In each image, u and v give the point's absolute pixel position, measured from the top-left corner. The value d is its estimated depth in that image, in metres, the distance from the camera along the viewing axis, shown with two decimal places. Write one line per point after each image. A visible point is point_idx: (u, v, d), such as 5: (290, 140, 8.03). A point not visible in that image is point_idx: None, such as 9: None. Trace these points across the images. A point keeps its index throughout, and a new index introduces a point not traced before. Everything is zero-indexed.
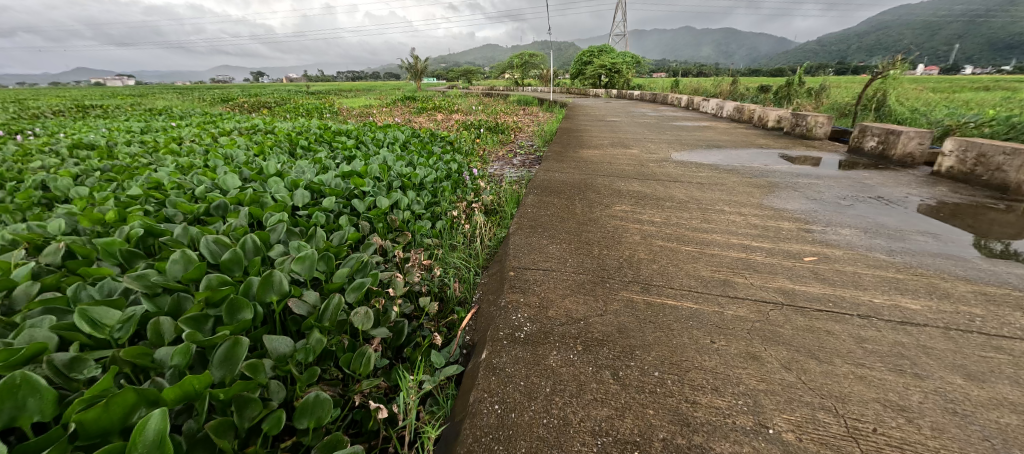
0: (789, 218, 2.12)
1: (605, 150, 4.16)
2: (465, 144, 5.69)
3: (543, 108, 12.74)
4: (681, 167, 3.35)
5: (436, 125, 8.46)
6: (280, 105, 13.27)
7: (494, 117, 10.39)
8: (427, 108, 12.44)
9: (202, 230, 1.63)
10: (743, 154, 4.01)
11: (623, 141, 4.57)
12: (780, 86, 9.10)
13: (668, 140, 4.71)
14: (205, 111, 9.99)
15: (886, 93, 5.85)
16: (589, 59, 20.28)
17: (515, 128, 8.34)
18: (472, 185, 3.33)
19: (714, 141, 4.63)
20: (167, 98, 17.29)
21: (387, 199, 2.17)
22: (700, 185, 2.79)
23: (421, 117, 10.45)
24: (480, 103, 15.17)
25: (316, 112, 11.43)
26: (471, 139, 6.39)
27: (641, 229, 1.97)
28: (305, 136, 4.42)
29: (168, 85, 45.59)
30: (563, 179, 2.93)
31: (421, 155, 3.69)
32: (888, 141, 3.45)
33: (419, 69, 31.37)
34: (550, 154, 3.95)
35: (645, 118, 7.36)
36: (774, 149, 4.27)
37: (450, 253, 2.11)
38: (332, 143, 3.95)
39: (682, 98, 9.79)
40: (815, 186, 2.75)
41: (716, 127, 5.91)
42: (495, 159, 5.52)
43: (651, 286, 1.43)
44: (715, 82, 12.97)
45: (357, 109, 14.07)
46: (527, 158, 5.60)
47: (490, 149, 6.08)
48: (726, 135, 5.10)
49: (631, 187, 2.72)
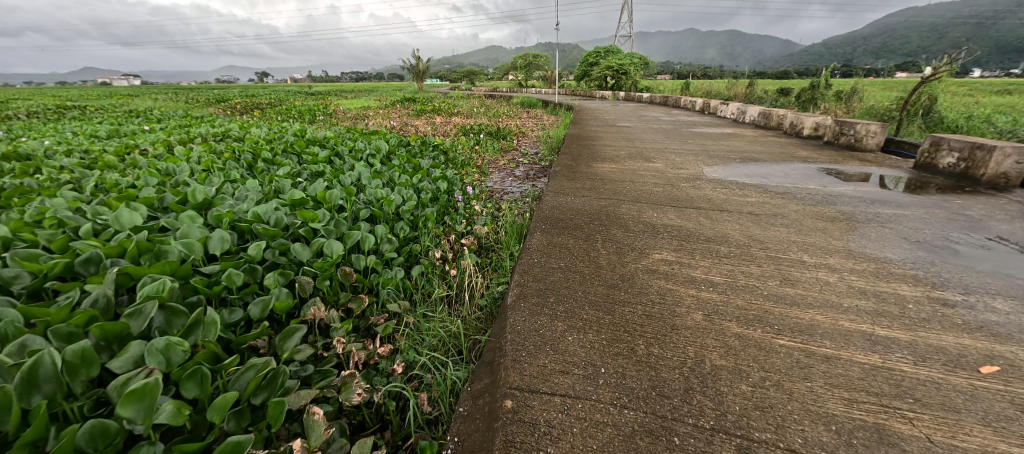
0: (903, 277, 1.50)
1: (624, 163, 3.54)
2: (462, 152, 5.07)
3: (548, 111, 12.11)
4: (721, 188, 2.73)
5: (434, 130, 7.85)
6: (274, 109, 12.69)
7: (496, 120, 9.76)
8: (425, 110, 11.80)
9: (18, 317, 1.03)
10: (788, 169, 3.38)
11: (643, 153, 3.95)
12: (805, 88, 8.41)
13: (694, 150, 4.09)
14: (188, 113, 9.39)
15: (935, 98, 5.19)
16: (595, 61, 19.62)
17: (518, 134, 7.73)
18: (464, 209, 2.73)
19: (748, 152, 4.01)
20: (159, 99, 16.78)
21: (339, 245, 1.58)
22: (754, 216, 2.17)
23: (418, 121, 9.89)
24: (482, 105, 14.52)
25: (308, 114, 10.78)
26: (469, 147, 5.78)
27: (698, 297, 1.35)
28: (274, 145, 3.82)
29: (169, 86, 45.26)
30: (578, 206, 2.31)
31: (403, 170, 3.09)
32: (975, 158, 2.79)
33: (421, 69, 30.87)
34: (559, 169, 3.31)
35: (660, 123, 6.74)
36: (821, 163, 3.64)
37: (424, 323, 1.52)
38: (303, 155, 3.36)
39: (696, 101, 9.16)
40: (904, 219, 2.13)
41: (743, 135, 5.27)
42: (495, 170, 4.91)
43: (754, 447, 0.80)
44: (729, 84, 12.26)
45: (352, 110, 13.45)
46: (531, 169, 4.98)
47: (490, 159, 5.46)
48: (759, 145, 4.46)
49: (667, 219, 2.10)
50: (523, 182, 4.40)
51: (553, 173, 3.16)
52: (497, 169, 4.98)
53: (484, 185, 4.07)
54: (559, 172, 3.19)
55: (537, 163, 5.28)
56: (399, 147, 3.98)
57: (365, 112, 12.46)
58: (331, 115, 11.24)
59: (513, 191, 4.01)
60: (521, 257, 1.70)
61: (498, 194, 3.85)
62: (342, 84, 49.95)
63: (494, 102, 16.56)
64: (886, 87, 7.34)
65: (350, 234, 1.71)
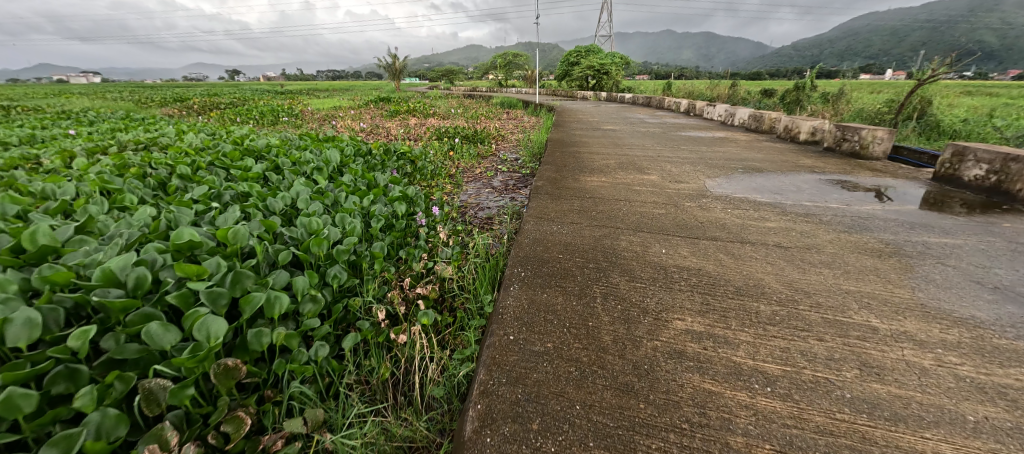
0: (1017, 356, 1.09)
1: (614, 175, 3.11)
2: (433, 160, 4.55)
3: (529, 112, 11.67)
4: (733, 209, 2.31)
5: (406, 133, 7.27)
6: (233, 109, 11.76)
7: (474, 122, 9.23)
8: (399, 110, 11.16)
9: None
10: (797, 181, 3.02)
11: (635, 162, 3.53)
12: (790, 89, 8.24)
13: (690, 159, 3.70)
14: (129, 114, 8.48)
15: (929, 101, 5.00)
16: (576, 61, 19.32)
17: (497, 137, 7.24)
18: (427, 239, 2.22)
19: (748, 160, 3.64)
20: (109, 99, 15.44)
21: (222, 325, 1.09)
22: (784, 250, 1.75)
23: (390, 122, 9.28)
24: (459, 106, 13.96)
25: (270, 115, 9.97)
26: (443, 153, 5.27)
27: (757, 410, 0.89)
28: (202, 155, 3.20)
29: (129, 84, 42.64)
30: (566, 238, 1.84)
31: (353, 187, 2.55)
32: (1009, 171, 2.48)
33: (397, 68, 29.95)
34: (541, 183, 2.84)
35: (647, 126, 6.39)
36: (829, 172, 3.30)
37: (347, 439, 1.03)
38: (232, 169, 2.77)
39: (680, 102, 8.90)
40: (960, 251, 1.75)
41: (736, 139, 4.93)
42: (470, 180, 4.41)
43: None
44: (711, 84, 12.12)
45: (320, 111, 12.65)
46: (511, 178, 4.50)
47: (465, 167, 4.95)
48: (756, 151, 4.11)
49: (678, 256, 1.65)
50: (502, 194, 3.92)
51: (534, 189, 2.67)
52: (471, 178, 4.48)
53: (456, 200, 3.56)
54: (541, 188, 2.71)
55: (517, 171, 4.81)
56: (356, 156, 3.42)
57: (335, 114, 11.69)
58: (296, 117, 10.45)
59: (490, 206, 3.53)
60: (491, 329, 1.20)
61: (473, 211, 3.35)
62: (317, 83, 48.24)
63: (473, 102, 16.01)
64: (870, 89, 7.22)
65: (247, 297, 1.22)
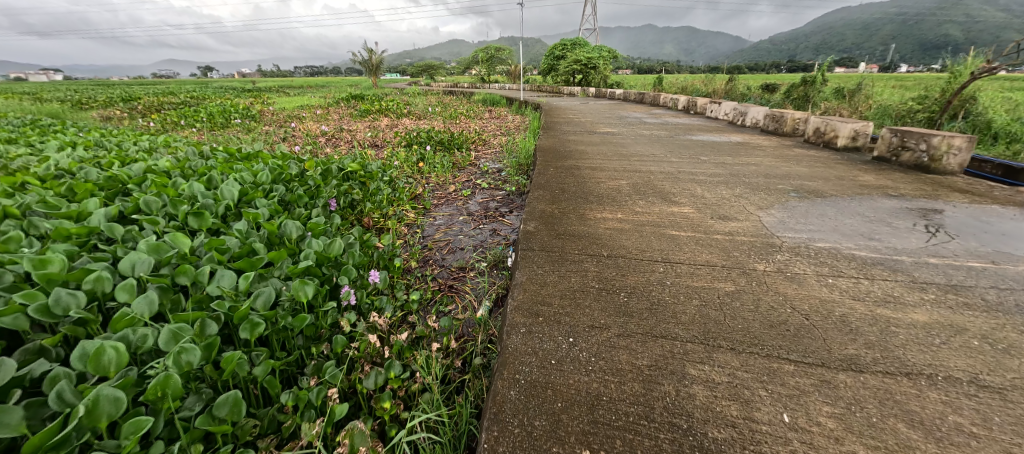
0: None
1: (632, 206, 2.28)
2: (393, 179, 3.63)
3: (513, 110, 10.76)
4: (834, 274, 1.49)
5: (372, 139, 6.30)
6: (181, 109, 10.44)
7: (452, 124, 8.26)
8: (369, 109, 10.05)
9: None
10: (877, 209, 2.23)
11: (653, 184, 2.70)
12: (796, 83, 7.55)
13: (721, 176, 2.89)
14: (44, 118, 7.18)
15: (976, 99, 4.31)
16: (561, 54, 18.42)
17: (478, 141, 6.35)
18: (342, 347, 1.32)
19: (793, 178, 2.85)
20: (44, 99, 13.80)
21: None
22: (1003, 399, 0.92)
23: (358, 124, 8.26)
24: (438, 103, 12.93)
25: (220, 117, 8.75)
26: (410, 167, 4.37)
27: None
28: (41, 189, 2.20)
29: (84, 82, 39.69)
30: (592, 383, 0.95)
31: (238, 248, 1.63)
32: None
33: (373, 63, 28.59)
34: (531, 226, 1.95)
35: (649, 128, 5.59)
36: (908, 192, 2.52)
37: None
38: (59, 215, 1.81)
39: (678, 99, 8.15)
40: None
41: (759, 145, 4.16)
42: (441, 203, 3.52)
43: None
44: (706, 79, 11.40)
45: (283, 110, 11.43)
46: (493, 198, 3.63)
47: (436, 184, 4.04)
48: (794, 163, 3.33)
49: (823, 439, 0.81)
50: (481, 223, 3.03)
51: (523, 241, 1.79)
52: (442, 201, 3.59)
53: (416, 241, 2.66)
54: (534, 237, 1.82)
55: (500, 188, 3.94)
56: (275, 183, 2.48)
57: (297, 114, 10.50)
58: (251, 118, 9.25)
59: (464, 245, 2.64)
60: None
61: (438, 257, 2.47)
62: (291, 80, 46.09)
63: (453, 100, 14.97)
64: (886, 85, 6.59)
65: None
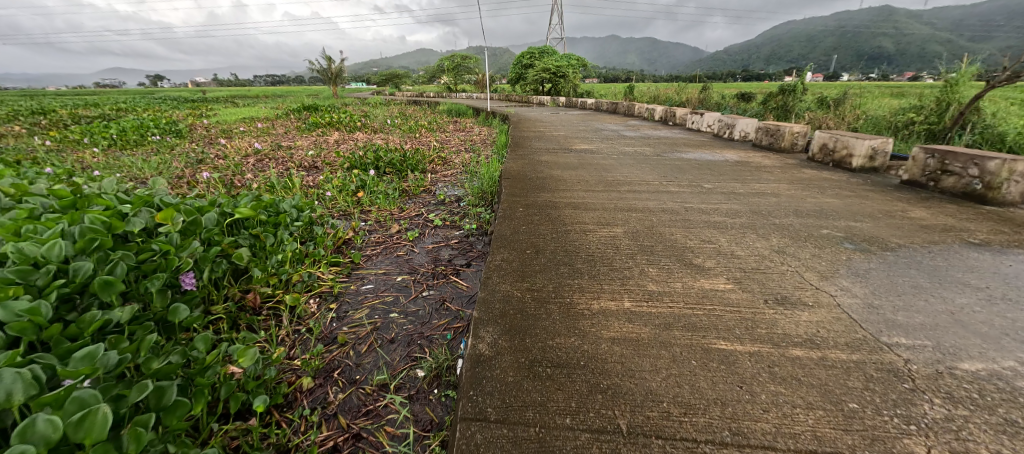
0: None
1: (641, 277, 1.53)
2: (311, 220, 2.71)
3: (480, 121, 9.99)
4: None
5: (312, 160, 5.32)
6: (88, 123, 8.88)
7: (411, 138, 7.37)
8: (319, 121, 8.96)
9: None
10: (977, 270, 1.60)
11: (659, 232, 1.97)
12: (773, 91, 7.21)
13: (742, 215, 2.21)
14: None
15: (982, 111, 3.97)
16: (529, 62, 17.94)
17: (438, 159, 5.53)
18: None
19: (831, 216, 2.21)
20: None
21: None
22: None
23: (301, 140, 7.21)
24: (400, 114, 11.98)
25: (132, 133, 7.37)
26: (347, 199, 3.49)
27: None
28: None
29: (3, 92, 35.57)
30: None
31: None
32: None
33: (334, 72, 27.19)
34: (487, 342, 1.13)
35: (631, 143, 4.97)
36: (986, 236, 1.93)
37: None
38: None
39: (654, 109, 7.67)
40: None
41: (762, 165, 3.57)
42: (378, 251, 2.67)
43: None
44: (677, 87, 11.12)
45: (219, 123, 10.09)
46: (448, 241, 2.79)
47: (375, 223, 3.15)
48: (817, 191, 2.73)
49: None
50: (426, 286, 2.19)
51: (467, 387, 0.97)
52: (379, 248, 2.71)
53: (323, 330, 1.78)
54: (489, 374, 1.01)
55: (458, 224, 3.11)
56: (84, 255, 1.54)
57: (234, 127, 9.23)
58: (175, 134, 7.94)
59: (397, 331, 1.78)
60: None
61: (353, 359, 1.61)
62: (248, 90, 43.60)
63: (416, 110, 14.01)
64: (866, 94, 6.36)
65: None
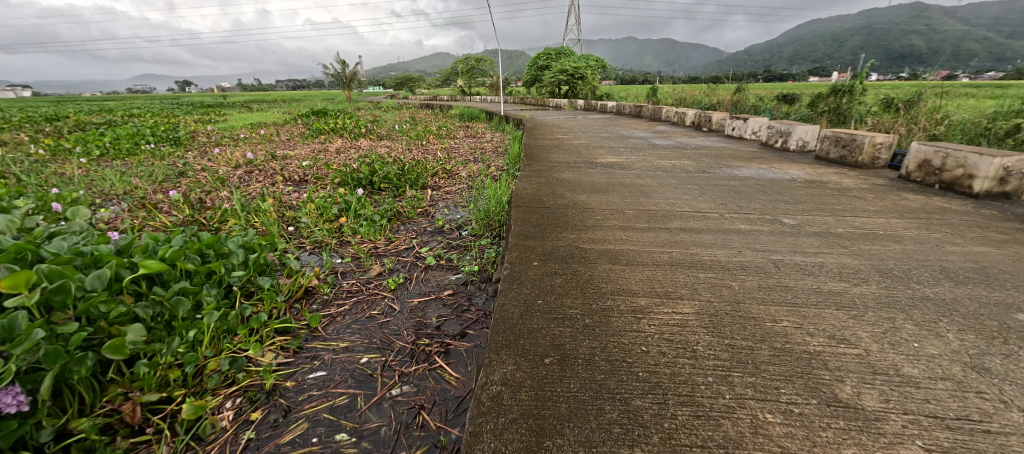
0: None
1: (760, 441, 0.81)
2: (263, 265, 2.09)
3: (493, 126, 9.38)
4: None
5: (303, 173, 4.77)
6: (90, 130, 8.63)
7: (417, 146, 6.81)
8: (323, 127, 8.49)
9: None
10: None
11: (753, 315, 1.26)
12: (822, 92, 6.35)
13: (867, 280, 1.48)
14: None
15: None
16: (544, 64, 17.32)
17: (444, 171, 4.91)
18: None
19: (1007, 283, 1.46)
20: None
21: None
22: None
23: (300, 149, 6.72)
24: (410, 119, 11.51)
25: (127, 141, 7.01)
26: (324, 228, 2.87)
27: None
28: None
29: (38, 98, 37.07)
30: None
31: None
32: None
33: (348, 76, 27.12)
34: None
35: (666, 154, 4.24)
36: None
37: None
38: None
39: (685, 113, 6.88)
40: None
41: (845, 187, 2.80)
42: (347, 307, 2.03)
43: None
44: (705, 88, 10.30)
45: (223, 129, 9.76)
46: (439, 293, 2.13)
47: (353, 261, 2.52)
48: (951, 231, 1.96)
49: None
50: (399, 377, 1.52)
51: None
52: (348, 303, 2.06)
53: None
54: None
55: (455, 264, 2.45)
56: None
57: (237, 134, 8.84)
58: (173, 141, 7.58)
59: None
60: None
61: None
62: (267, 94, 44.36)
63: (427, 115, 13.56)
64: (939, 93, 5.44)
65: None
